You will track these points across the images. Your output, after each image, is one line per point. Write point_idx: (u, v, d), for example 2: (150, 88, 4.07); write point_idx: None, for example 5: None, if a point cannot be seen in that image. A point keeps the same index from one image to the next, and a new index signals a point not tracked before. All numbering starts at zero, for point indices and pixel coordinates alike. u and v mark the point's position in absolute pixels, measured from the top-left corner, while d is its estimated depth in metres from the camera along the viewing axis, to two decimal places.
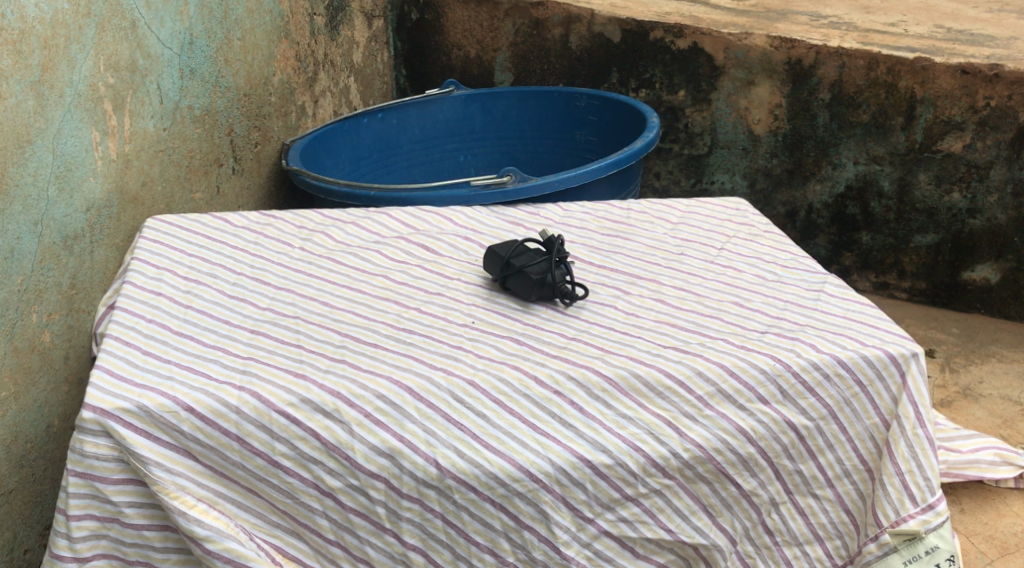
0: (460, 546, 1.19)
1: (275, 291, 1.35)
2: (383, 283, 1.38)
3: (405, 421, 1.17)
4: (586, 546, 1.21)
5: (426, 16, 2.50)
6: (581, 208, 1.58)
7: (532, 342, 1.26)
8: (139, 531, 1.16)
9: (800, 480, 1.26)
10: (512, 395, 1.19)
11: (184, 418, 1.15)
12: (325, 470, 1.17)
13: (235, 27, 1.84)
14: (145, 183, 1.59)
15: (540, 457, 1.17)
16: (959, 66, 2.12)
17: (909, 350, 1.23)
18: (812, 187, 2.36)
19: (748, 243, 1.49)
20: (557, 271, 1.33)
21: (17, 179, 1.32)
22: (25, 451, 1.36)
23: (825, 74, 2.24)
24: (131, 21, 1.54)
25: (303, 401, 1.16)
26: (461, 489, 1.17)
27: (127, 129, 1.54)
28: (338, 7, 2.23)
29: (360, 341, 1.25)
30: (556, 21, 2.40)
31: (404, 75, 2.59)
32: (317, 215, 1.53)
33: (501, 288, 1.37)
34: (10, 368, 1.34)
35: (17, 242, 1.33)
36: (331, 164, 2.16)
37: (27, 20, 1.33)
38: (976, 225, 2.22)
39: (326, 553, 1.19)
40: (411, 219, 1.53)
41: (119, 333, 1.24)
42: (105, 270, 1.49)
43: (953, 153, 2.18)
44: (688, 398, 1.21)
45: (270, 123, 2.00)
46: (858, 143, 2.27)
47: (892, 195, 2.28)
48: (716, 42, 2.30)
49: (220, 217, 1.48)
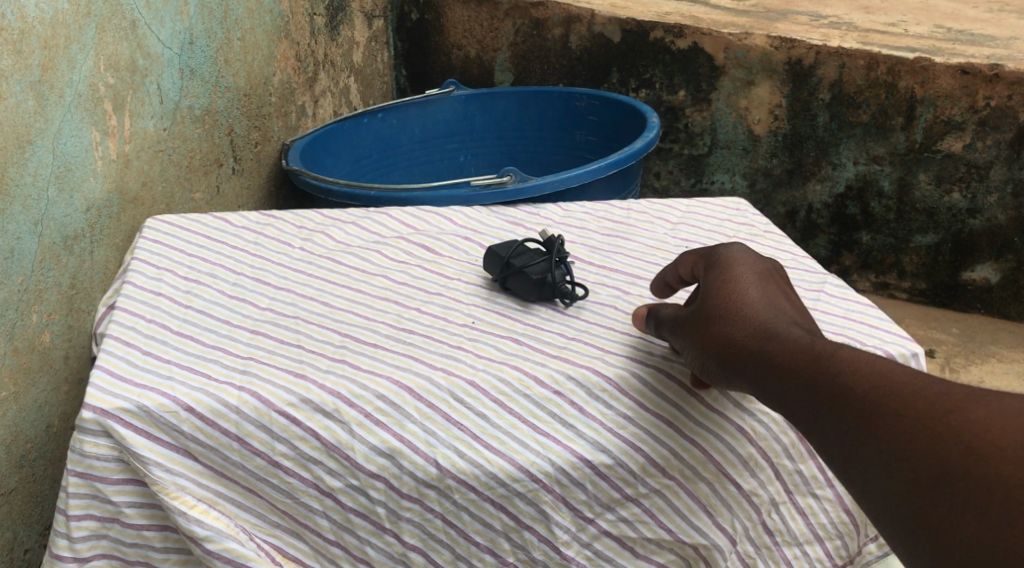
0: (460, 546, 1.19)
1: (275, 291, 1.35)
2: (383, 283, 1.38)
3: (405, 422, 1.17)
4: (586, 546, 1.20)
5: (426, 16, 2.49)
6: (581, 207, 1.58)
7: (532, 342, 1.26)
8: (139, 531, 1.16)
9: (800, 480, 1.24)
10: (512, 395, 1.19)
11: (184, 418, 1.15)
12: (325, 470, 1.17)
13: (235, 27, 1.84)
14: (145, 182, 1.59)
15: (540, 457, 1.17)
16: (959, 65, 2.13)
17: (910, 350, 1.24)
18: (812, 187, 2.38)
19: (748, 243, 1.49)
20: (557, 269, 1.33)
21: (17, 179, 1.32)
22: (25, 450, 1.36)
23: (825, 73, 2.23)
24: (132, 21, 1.54)
25: (303, 401, 1.16)
26: (461, 489, 1.17)
27: (127, 129, 1.54)
28: (338, 7, 2.23)
29: (360, 341, 1.25)
30: (556, 21, 2.39)
31: (404, 75, 2.59)
32: (317, 215, 1.53)
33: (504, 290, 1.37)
34: (10, 369, 1.33)
35: (17, 242, 1.33)
36: (331, 164, 2.16)
37: (27, 20, 1.33)
38: (976, 226, 2.26)
39: (326, 552, 1.19)
40: (411, 219, 1.53)
41: (119, 332, 1.24)
42: (105, 270, 1.49)
43: (953, 153, 2.20)
44: (687, 397, 1.21)
45: (270, 123, 2.00)
46: (858, 143, 2.27)
47: (892, 195, 2.30)
48: (716, 42, 2.29)
49: (221, 217, 1.48)
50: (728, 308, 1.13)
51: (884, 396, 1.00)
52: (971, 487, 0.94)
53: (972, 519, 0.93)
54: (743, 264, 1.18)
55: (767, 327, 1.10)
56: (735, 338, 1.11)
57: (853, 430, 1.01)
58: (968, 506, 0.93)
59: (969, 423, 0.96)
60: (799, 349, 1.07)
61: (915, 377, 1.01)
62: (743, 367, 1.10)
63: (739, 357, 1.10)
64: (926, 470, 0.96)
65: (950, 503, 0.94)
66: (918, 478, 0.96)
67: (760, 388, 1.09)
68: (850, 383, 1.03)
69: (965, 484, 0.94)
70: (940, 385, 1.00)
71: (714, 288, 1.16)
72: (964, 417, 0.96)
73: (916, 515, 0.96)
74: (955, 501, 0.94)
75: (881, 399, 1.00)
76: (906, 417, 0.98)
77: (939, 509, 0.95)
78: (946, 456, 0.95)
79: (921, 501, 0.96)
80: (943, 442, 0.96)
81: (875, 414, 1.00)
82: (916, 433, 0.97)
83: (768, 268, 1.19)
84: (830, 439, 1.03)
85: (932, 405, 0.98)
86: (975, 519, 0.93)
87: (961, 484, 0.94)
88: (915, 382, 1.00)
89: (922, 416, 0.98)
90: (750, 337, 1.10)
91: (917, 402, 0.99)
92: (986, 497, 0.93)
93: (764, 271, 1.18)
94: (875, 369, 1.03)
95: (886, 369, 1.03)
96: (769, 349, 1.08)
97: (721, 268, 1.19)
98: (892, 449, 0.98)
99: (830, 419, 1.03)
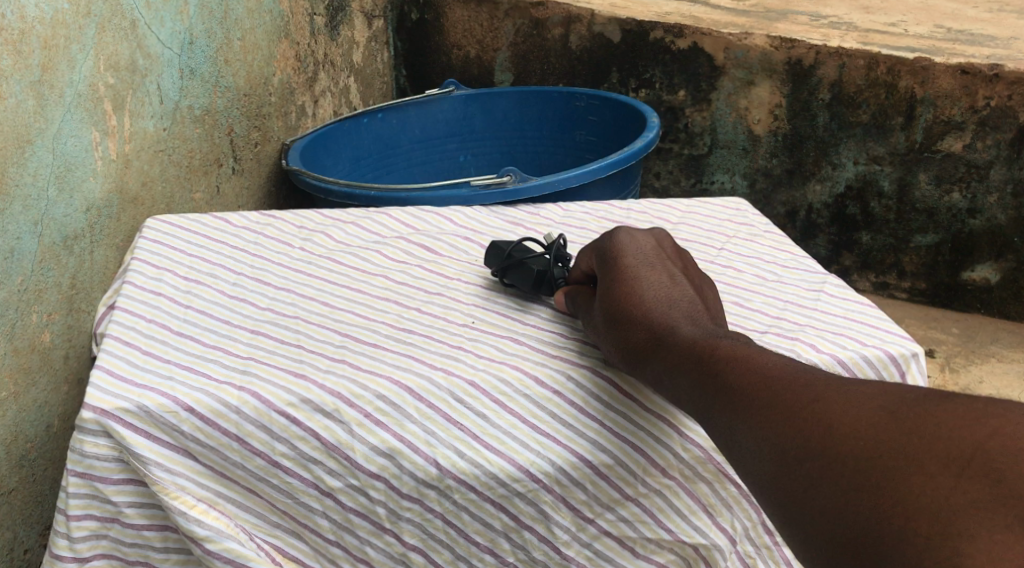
0: (460, 546, 1.19)
1: (275, 291, 1.35)
2: (383, 283, 1.38)
3: (405, 422, 1.17)
4: (586, 546, 1.20)
5: (426, 16, 2.49)
6: (581, 208, 1.59)
7: (532, 342, 1.27)
8: (139, 531, 1.16)
9: None
10: (512, 395, 1.20)
11: (184, 418, 1.15)
12: (325, 470, 1.16)
13: (235, 27, 1.84)
14: (145, 182, 1.59)
15: (540, 457, 1.17)
16: (959, 66, 2.13)
17: (909, 350, 1.24)
18: (812, 187, 2.38)
19: (748, 243, 1.49)
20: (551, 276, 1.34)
21: (17, 179, 1.32)
22: (25, 451, 1.35)
23: (825, 73, 2.23)
24: (132, 21, 1.54)
25: (303, 401, 1.16)
26: (461, 489, 1.17)
27: (127, 129, 1.54)
28: (338, 7, 2.23)
29: (360, 341, 1.25)
30: (556, 21, 2.39)
31: (404, 74, 2.59)
32: (317, 215, 1.53)
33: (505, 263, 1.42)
34: (10, 368, 1.33)
35: (17, 242, 1.33)
36: (331, 164, 2.16)
37: (27, 20, 1.33)
38: (976, 225, 2.26)
39: (326, 552, 1.19)
40: (411, 220, 1.54)
41: (119, 333, 1.24)
42: (105, 270, 1.49)
43: (953, 153, 2.20)
44: None
45: (270, 123, 2.00)
46: (858, 143, 2.28)
47: (892, 195, 2.31)
48: (716, 42, 2.29)
49: (220, 217, 1.48)
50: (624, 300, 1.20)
51: (757, 380, 1.03)
52: (834, 465, 0.94)
53: (834, 496, 0.93)
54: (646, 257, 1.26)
55: (654, 315, 1.17)
56: (628, 327, 1.18)
57: (726, 419, 1.03)
58: (833, 484, 0.94)
59: (837, 407, 0.97)
60: (682, 337, 1.12)
61: (790, 366, 1.04)
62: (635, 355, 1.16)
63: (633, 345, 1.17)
64: (793, 450, 0.97)
65: (814, 482, 0.95)
66: (783, 457, 0.98)
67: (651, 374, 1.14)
68: (725, 370, 1.06)
69: (828, 461, 0.95)
70: (815, 375, 1.02)
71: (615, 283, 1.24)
72: (834, 402, 0.97)
73: (783, 494, 0.97)
74: (818, 479, 0.95)
75: (755, 385, 1.03)
76: (776, 401, 1.01)
77: (803, 489, 0.96)
78: (812, 438, 0.97)
79: (787, 479, 0.97)
80: (812, 425, 0.97)
81: (750, 399, 1.02)
82: (788, 415, 0.99)
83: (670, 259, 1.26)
84: (710, 428, 1.06)
85: (805, 390, 1.00)
86: (837, 496, 0.93)
87: (825, 462, 0.95)
88: (791, 371, 1.03)
89: (791, 400, 1.00)
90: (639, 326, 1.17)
91: (789, 388, 1.01)
92: (847, 475, 0.93)
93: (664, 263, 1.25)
94: (752, 358, 1.06)
95: (765, 359, 1.05)
96: (653, 339, 1.15)
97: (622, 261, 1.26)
98: (762, 432, 1.00)
99: (708, 405, 1.06)
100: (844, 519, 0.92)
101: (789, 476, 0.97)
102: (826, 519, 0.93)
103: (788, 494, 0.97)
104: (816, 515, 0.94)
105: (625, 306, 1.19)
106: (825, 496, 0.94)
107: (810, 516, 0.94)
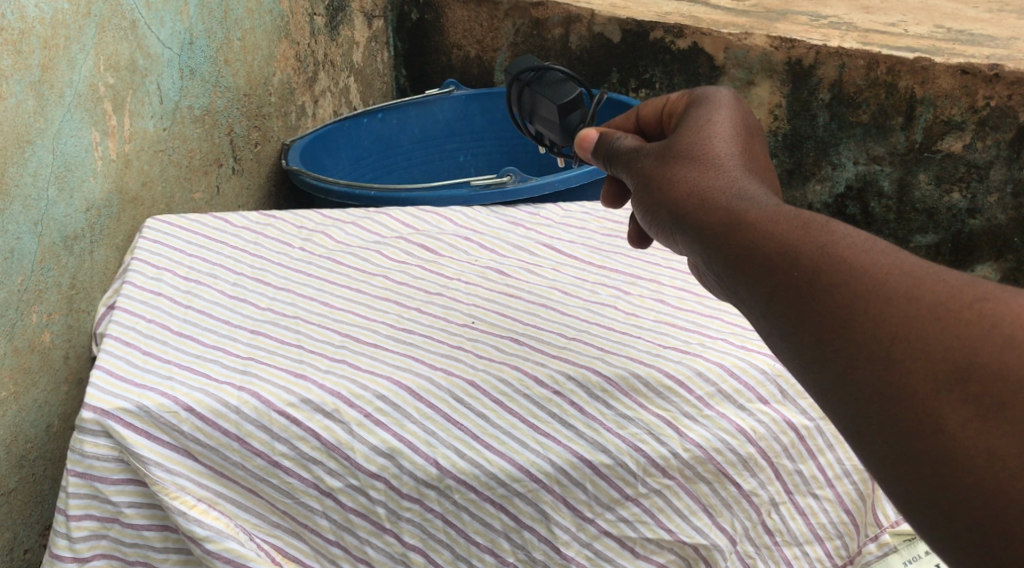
0: (460, 546, 1.18)
1: (275, 290, 1.35)
2: (383, 283, 1.38)
3: (405, 422, 1.17)
4: (586, 546, 1.19)
5: (426, 16, 2.49)
6: (581, 208, 1.61)
7: (531, 342, 1.27)
8: (139, 531, 1.16)
9: (800, 480, 1.23)
10: (512, 395, 1.20)
11: (184, 418, 1.15)
12: (325, 470, 1.16)
13: (235, 27, 1.84)
14: (145, 182, 1.59)
15: (540, 457, 1.18)
16: (959, 66, 2.13)
17: None
18: (812, 188, 2.40)
19: None
20: (577, 113, 1.36)
21: (17, 179, 1.32)
22: (25, 450, 1.35)
23: (825, 74, 2.23)
24: (132, 21, 1.54)
25: (303, 401, 1.16)
26: (461, 489, 1.17)
27: (127, 129, 1.55)
28: (338, 7, 2.23)
29: (360, 341, 1.26)
30: (556, 21, 2.38)
31: (404, 75, 2.59)
32: (317, 215, 1.53)
33: (511, 105, 1.45)
34: (10, 368, 1.33)
35: (17, 242, 1.33)
36: (331, 164, 2.16)
37: (27, 20, 1.33)
38: (976, 225, 2.28)
39: (326, 553, 1.18)
40: (411, 219, 1.55)
41: (119, 333, 1.24)
42: (105, 270, 1.49)
43: (953, 153, 2.21)
44: (687, 398, 1.21)
45: (270, 123, 2.00)
46: (858, 143, 2.29)
47: (892, 195, 2.32)
48: (716, 42, 2.28)
49: (220, 217, 1.48)
50: (698, 191, 1.04)
51: (884, 285, 0.87)
52: (993, 404, 0.81)
53: (994, 448, 0.80)
54: (717, 129, 1.09)
55: (732, 197, 1.01)
56: (706, 220, 1.01)
57: (815, 304, 0.90)
58: (992, 431, 0.81)
59: (1001, 327, 0.82)
60: (784, 225, 0.95)
61: (923, 261, 0.88)
62: (715, 255, 0.99)
63: (712, 241, 0.99)
64: (937, 379, 0.83)
65: (965, 424, 0.82)
66: (921, 388, 0.83)
67: (733, 280, 0.97)
68: (845, 268, 0.89)
69: (987, 400, 0.81)
70: (958, 275, 0.87)
71: (681, 161, 1.08)
72: (993, 319, 0.83)
73: (888, 404, 0.85)
74: (943, 397, 0.83)
75: (882, 290, 0.87)
76: (914, 317, 0.85)
77: (946, 433, 0.82)
78: (963, 368, 0.82)
79: (898, 388, 0.84)
80: (966, 352, 0.82)
81: (852, 291, 0.88)
82: (931, 335, 0.84)
83: (746, 133, 1.10)
84: (803, 349, 0.90)
85: (952, 301, 0.85)
86: (1000, 447, 0.80)
87: (981, 399, 0.81)
88: (926, 269, 0.87)
89: (936, 313, 0.84)
90: (721, 218, 1.00)
91: (929, 297, 0.85)
92: (982, 400, 0.81)
93: (738, 137, 1.09)
94: (874, 253, 0.89)
95: (891, 255, 0.89)
96: (742, 229, 0.97)
97: (697, 132, 1.10)
98: (861, 323, 0.87)
99: (813, 311, 0.90)
100: (1004, 476, 0.80)
101: (924, 411, 0.83)
102: (977, 477, 0.81)
103: (918, 440, 0.83)
104: (965, 468, 0.81)
105: (704, 191, 1.03)
106: (981, 445, 0.81)
107: (953, 470, 0.82)
